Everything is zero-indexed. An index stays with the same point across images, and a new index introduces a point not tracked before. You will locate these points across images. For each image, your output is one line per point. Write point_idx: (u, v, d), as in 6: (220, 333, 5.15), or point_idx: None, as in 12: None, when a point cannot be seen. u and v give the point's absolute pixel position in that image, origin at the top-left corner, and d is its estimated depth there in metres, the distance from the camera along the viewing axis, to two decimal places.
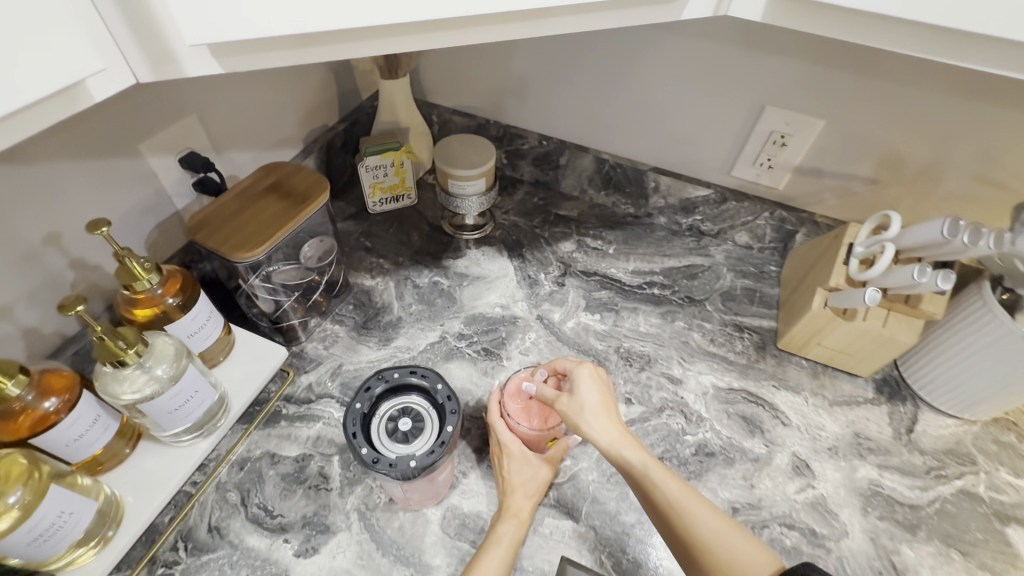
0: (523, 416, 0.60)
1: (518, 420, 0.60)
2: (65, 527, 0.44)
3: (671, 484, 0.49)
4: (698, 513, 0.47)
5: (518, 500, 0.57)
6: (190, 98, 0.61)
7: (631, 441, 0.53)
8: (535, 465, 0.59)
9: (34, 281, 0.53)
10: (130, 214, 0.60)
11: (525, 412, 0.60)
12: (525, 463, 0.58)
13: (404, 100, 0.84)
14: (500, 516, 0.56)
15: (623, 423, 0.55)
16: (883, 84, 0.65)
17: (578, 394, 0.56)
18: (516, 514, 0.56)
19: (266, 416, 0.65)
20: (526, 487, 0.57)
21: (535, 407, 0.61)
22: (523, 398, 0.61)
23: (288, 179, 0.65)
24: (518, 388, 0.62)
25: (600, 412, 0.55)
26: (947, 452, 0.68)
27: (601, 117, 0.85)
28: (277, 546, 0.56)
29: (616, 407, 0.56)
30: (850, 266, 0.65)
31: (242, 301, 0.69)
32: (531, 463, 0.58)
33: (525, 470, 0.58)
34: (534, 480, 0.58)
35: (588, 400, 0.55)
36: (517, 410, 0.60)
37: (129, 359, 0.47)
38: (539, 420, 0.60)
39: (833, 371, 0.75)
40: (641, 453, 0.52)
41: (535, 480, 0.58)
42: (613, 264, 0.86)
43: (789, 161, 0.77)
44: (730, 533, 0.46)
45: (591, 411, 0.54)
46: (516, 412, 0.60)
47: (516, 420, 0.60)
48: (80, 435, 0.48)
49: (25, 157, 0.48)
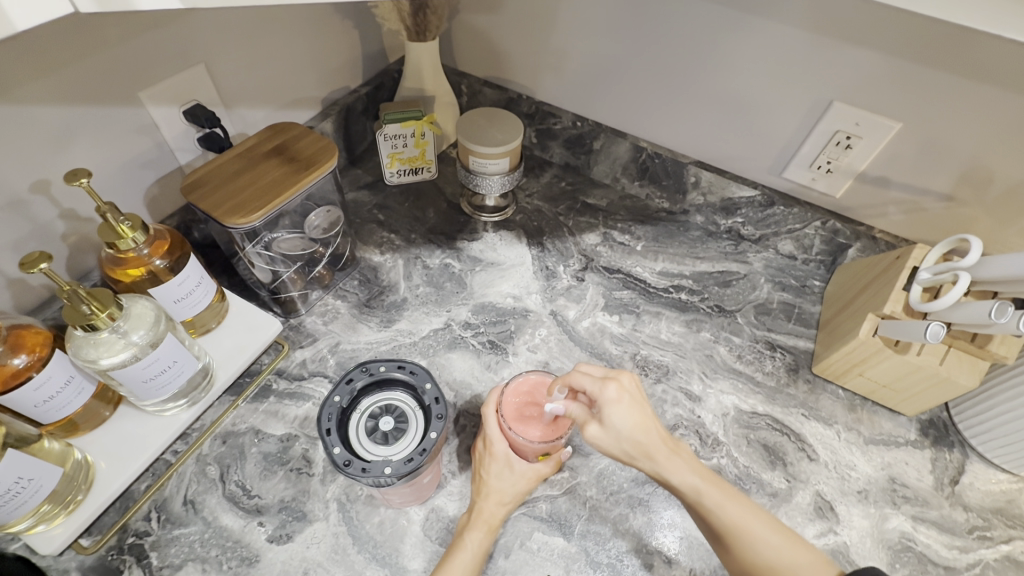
0: (514, 412, 0.55)
1: (506, 415, 0.55)
2: (22, 493, 0.43)
3: (728, 508, 0.45)
4: (760, 535, 0.43)
5: (491, 506, 0.53)
6: (195, 44, 0.58)
7: (675, 461, 0.47)
8: (521, 472, 0.54)
9: (20, 229, 0.51)
10: (128, 167, 0.57)
11: (522, 415, 0.55)
12: (508, 468, 0.54)
13: (432, 66, 0.79)
14: (469, 522, 0.52)
15: (665, 435, 0.49)
16: (975, 83, 0.56)
17: (609, 422, 0.48)
18: (486, 521, 0.52)
19: (255, 390, 0.62)
20: (503, 491, 0.53)
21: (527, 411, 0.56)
22: (526, 398, 0.57)
23: (294, 142, 0.61)
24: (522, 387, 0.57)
25: (637, 436, 0.48)
26: (995, 512, 0.61)
27: (644, 98, 0.77)
28: (250, 529, 0.53)
29: (654, 420, 0.49)
30: (912, 293, 0.57)
31: (241, 268, 0.67)
32: (516, 467, 0.54)
33: (505, 474, 0.54)
34: (515, 485, 0.53)
35: (624, 426, 0.48)
36: (517, 410, 0.56)
37: (101, 323, 0.44)
38: (525, 423, 0.55)
39: (872, 406, 0.68)
40: (689, 477, 0.47)
41: (516, 487, 0.54)
42: (639, 262, 0.80)
43: (852, 166, 0.69)
44: (794, 549, 0.43)
45: (626, 436, 0.48)
46: (509, 406, 0.56)
47: (512, 420, 0.55)
48: (51, 396, 0.46)
49: (10, 95, 0.45)
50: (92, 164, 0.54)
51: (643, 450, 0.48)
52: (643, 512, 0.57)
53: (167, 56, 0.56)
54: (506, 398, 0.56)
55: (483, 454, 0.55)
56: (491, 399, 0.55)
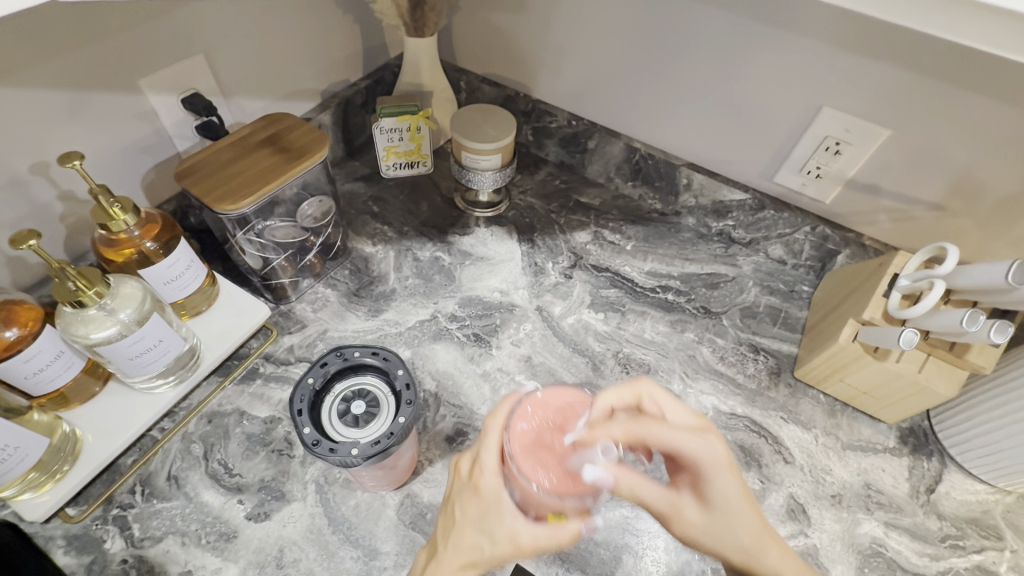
0: (525, 447, 0.43)
1: (516, 450, 0.43)
2: (8, 460, 0.45)
3: None
4: None
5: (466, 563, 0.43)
6: (195, 34, 0.59)
7: (785, 550, 0.44)
8: (510, 528, 0.43)
9: (19, 207, 0.53)
10: (127, 152, 0.59)
11: (534, 450, 0.43)
12: (494, 518, 0.44)
13: (430, 61, 0.80)
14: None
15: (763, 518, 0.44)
16: (964, 92, 0.56)
17: (716, 499, 0.43)
18: None
19: (243, 372, 0.64)
20: (478, 549, 0.43)
21: (541, 449, 0.43)
22: (547, 430, 0.44)
23: (286, 133, 0.63)
24: (545, 416, 0.44)
25: (745, 521, 0.43)
26: (969, 522, 0.61)
27: (639, 100, 0.78)
28: (229, 506, 0.55)
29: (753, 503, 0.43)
30: (890, 300, 0.57)
31: (234, 256, 0.68)
32: (505, 520, 0.43)
33: (488, 525, 0.44)
34: (498, 545, 0.43)
35: (732, 507, 0.42)
36: (531, 431, 0.44)
37: (88, 300, 0.46)
38: (534, 466, 0.42)
39: (852, 412, 0.68)
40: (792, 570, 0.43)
41: (499, 545, 0.43)
42: (628, 261, 0.80)
43: (842, 172, 0.69)
44: None
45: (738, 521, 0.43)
46: (522, 439, 0.43)
47: (518, 445, 0.43)
48: (40, 368, 0.47)
49: (12, 79, 0.47)
50: (91, 148, 0.56)
51: (751, 538, 0.43)
52: (615, 507, 0.58)
53: (168, 44, 0.57)
54: (521, 412, 0.44)
55: (466, 490, 0.46)
56: (501, 407, 0.45)
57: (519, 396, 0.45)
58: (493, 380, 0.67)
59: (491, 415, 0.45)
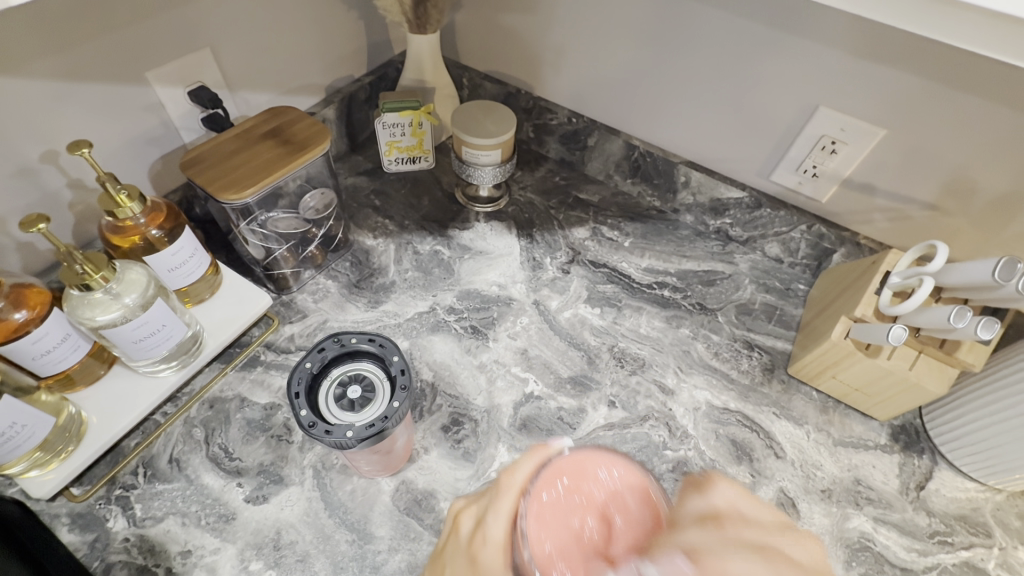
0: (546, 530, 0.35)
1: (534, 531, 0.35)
2: (16, 437, 0.46)
3: None
4: None
5: None
6: (202, 28, 0.61)
7: None
8: None
9: (30, 195, 0.54)
10: (134, 142, 0.61)
11: (558, 533, 0.35)
12: None
13: (432, 58, 0.81)
14: None
15: None
16: (958, 93, 0.56)
17: None
18: None
19: (244, 360, 0.65)
20: None
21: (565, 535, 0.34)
22: (575, 513, 0.35)
23: (289, 126, 0.64)
24: (575, 492, 0.36)
25: None
26: (958, 518, 0.61)
27: (638, 98, 0.79)
28: (229, 488, 0.56)
29: None
30: (882, 297, 0.58)
31: (238, 247, 0.70)
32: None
33: None
34: None
35: None
36: (557, 504, 0.36)
37: (94, 284, 0.47)
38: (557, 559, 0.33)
39: (845, 409, 0.68)
40: None
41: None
42: (626, 257, 0.81)
43: (837, 172, 0.69)
44: None
45: None
46: (543, 515, 0.35)
47: (537, 520, 0.35)
48: (48, 350, 0.49)
49: (24, 70, 0.49)
50: (100, 138, 0.57)
51: None
52: None
53: (175, 39, 0.59)
54: (548, 473, 0.37)
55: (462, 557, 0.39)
56: (526, 460, 0.38)
57: (550, 451, 0.38)
58: (489, 372, 0.68)
59: (510, 467, 0.38)
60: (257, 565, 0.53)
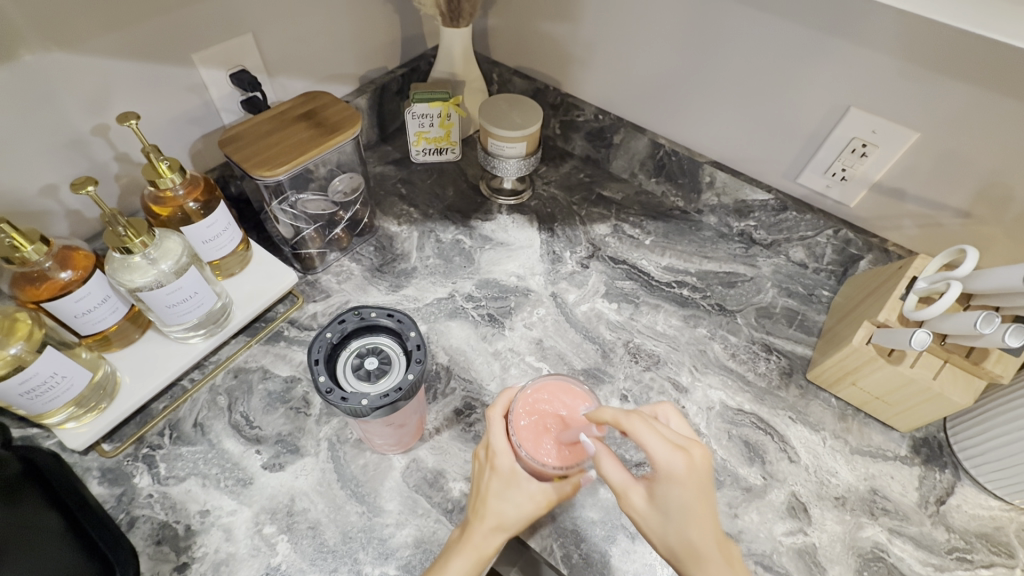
0: (533, 440, 0.51)
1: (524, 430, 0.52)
2: (57, 387, 0.49)
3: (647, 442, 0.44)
4: (669, 468, 0.44)
5: (485, 531, 0.49)
6: (246, 14, 0.64)
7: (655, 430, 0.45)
8: (528, 493, 0.50)
9: (80, 165, 0.58)
10: (178, 120, 0.64)
11: (537, 432, 0.52)
12: (513, 487, 0.50)
13: (463, 51, 0.82)
14: (458, 545, 0.49)
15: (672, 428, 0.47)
16: (998, 95, 0.54)
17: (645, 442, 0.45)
18: (477, 548, 0.48)
19: (268, 334, 0.68)
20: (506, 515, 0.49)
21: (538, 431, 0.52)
22: (541, 412, 0.53)
23: (323, 109, 0.67)
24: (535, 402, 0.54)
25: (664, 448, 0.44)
26: (980, 536, 0.59)
27: (665, 96, 0.79)
28: (248, 455, 0.59)
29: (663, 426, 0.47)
30: (906, 302, 0.58)
31: (270, 226, 0.73)
32: (522, 487, 0.50)
33: (511, 497, 0.50)
34: (519, 510, 0.49)
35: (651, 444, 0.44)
36: (532, 421, 0.52)
37: (135, 248, 0.51)
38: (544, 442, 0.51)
39: (864, 418, 0.67)
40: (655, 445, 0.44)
41: (518, 511, 0.49)
42: (646, 255, 0.81)
43: (867, 175, 0.68)
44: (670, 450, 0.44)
45: (659, 457, 0.44)
46: (528, 426, 0.52)
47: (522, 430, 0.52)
48: (88, 310, 0.53)
49: (82, 46, 0.52)
50: (146, 115, 0.61)
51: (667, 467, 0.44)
52: None
53: (219, 23, 0.62)
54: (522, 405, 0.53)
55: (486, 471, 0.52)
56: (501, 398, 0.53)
57: (516, 389, 0.55)
58: (503, 359, 0.69)
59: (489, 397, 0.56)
60: (270, 529, 0.55)
